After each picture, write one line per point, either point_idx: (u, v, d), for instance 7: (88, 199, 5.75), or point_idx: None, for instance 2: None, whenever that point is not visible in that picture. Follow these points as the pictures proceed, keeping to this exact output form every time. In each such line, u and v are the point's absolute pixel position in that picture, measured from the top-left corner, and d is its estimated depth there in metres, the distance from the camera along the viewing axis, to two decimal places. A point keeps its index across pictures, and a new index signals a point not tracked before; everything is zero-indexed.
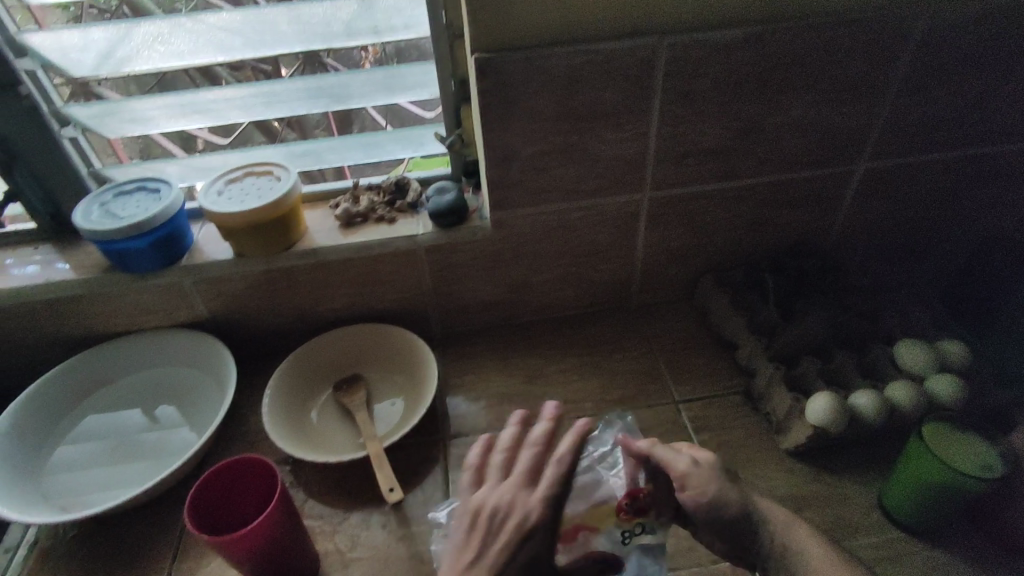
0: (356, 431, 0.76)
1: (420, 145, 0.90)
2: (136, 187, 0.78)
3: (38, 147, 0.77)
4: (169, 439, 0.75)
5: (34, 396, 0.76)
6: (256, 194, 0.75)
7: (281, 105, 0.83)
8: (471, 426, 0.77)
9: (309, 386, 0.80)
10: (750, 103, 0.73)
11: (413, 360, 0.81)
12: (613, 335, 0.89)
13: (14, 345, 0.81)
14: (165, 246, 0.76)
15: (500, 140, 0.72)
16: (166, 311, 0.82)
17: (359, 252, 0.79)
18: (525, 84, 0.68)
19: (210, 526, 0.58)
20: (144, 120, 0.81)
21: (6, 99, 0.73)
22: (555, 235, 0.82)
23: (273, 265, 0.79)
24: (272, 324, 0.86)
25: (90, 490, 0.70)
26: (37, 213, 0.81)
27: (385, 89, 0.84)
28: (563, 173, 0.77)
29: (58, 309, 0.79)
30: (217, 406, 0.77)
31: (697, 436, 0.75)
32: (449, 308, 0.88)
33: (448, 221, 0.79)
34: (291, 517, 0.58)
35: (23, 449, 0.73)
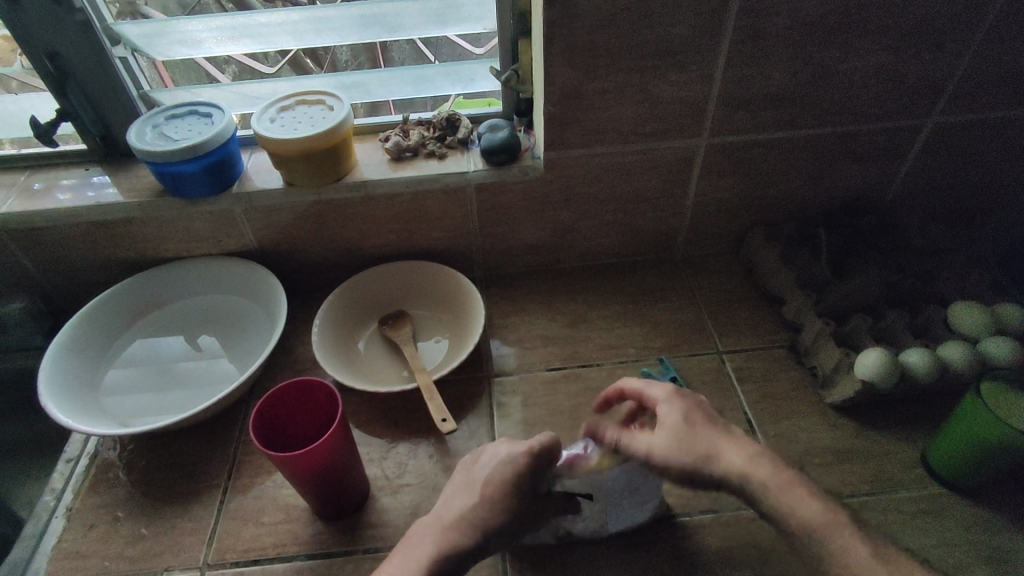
0: (402, 365, 0.77)
1: (471, 81, 0.87)
2: (188, 111, 0.77)
3: (91, 65, 0.76)
4: (222, 365, 0.77)
5: (89, 314, 0.77)
6: (309, 122, 0.74)
7: (334, 32, 0.81)
8: (515, 366, 0.78)
9: (356, 320, 0.81)
10: (824, 46, 0.70)
11: (459, 299, 0.81)
12: (656, 284, 0.88)
13: (66, 265, 0.83)
14: (218, 172, 0.75)
15: (561, 75, 0.70)
16: (216, 239, 0.83)
17: (408, 187, 0.78)
18: (592, 16, 0.65)
19: (271, 444, 0.59)
20: (194, 42, 0.80)
21: (59, 12, 0.71)
22: (606, 179, 0.81)
23: (324, 197, 0.79)
24: (318, 257, 0.86)
25: (146, 409, 0.72)
26: (87, 134, 0.81)
27: (439, 19, 0.81)
28: (621, 114, 0.74)
29: (110, 231, 0.80)
30: (268, 336, 0.79)
31: (740, 386, 0.75)
32: (493, 249, 0.87)
33: (500, 158, 0.78)
34: (349, 439, 0.60)
35: (81, 366, 0.74)
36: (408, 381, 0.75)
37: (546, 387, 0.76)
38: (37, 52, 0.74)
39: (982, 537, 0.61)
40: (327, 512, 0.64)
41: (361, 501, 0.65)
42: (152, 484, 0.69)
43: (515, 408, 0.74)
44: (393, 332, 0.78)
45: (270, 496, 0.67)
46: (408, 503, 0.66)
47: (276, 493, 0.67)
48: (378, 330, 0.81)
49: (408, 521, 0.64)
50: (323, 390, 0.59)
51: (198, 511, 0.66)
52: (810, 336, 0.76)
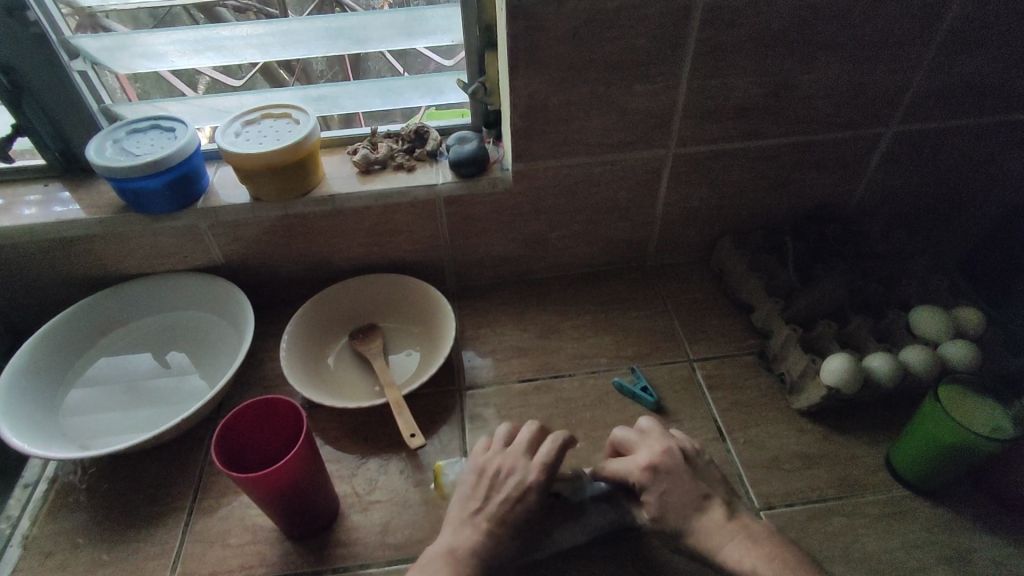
0: (372, 379, 0.76)
1: (439, 93, 0.87)
2: (150, 125, 0.76)
3: (47, 79, 0.74)
4: (185, 383, 0.76)
5: (48, 334, 0.75)
6: (274, 136, 0.74)
7: (300, 44, 0.81)
8: (487, 378, 0.78)
9: (326, 335, 0.80)
10: (782, 59, 0.72)
11: (431, 312, 0.81)
12: (627, 293, 0.89)
13: (26, 284, 0.81)
14: (181, 187, 0.74)
15: (528, 88, 0.70)
16: (182, 254, 0.81)
17: (377, 200, 0.78)
18: (556, 30, 0.66)
19: (234, 464, 0.58)
20: (157, 55, 0.79)
21: (13, 25, 0.70)
22: (576, 191, 0.82)
23: (291, 211, 0.78)
24: (287, 271, 0.85)
25: (109, 429, 0.70)
26: (46, 149, 0.79)
27: (406, 32, 0.81)
28: (588, 126, 0.75)
29: (71, 248, 0.78)
30: (236, 352, 0.77)
31: (710, 394, 0.76)
32: (465, 261, 0.87)
33: (469, 170, 0.77)
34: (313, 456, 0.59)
35: (40, 387, 0.72)
36: (379, 396, 0.74)
37: (518, 399, 0.75)
38: None
39: (945, 538, 0.62)
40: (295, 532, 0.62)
41: (330, 519, 0.64)
42: (113, 508, 0.67)
43: (487, 421, 0.73)
44: (363, 347, 0.77)
45: (236, 516, 0.65)
46: (378, 520, 0.65)
47: (243, 514, 0.66)
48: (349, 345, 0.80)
49: (378, 539, 0.63)
50: (289, 407, 0.58)
51: (162, 535, 0.64)
52: (777, 343, 0.77)
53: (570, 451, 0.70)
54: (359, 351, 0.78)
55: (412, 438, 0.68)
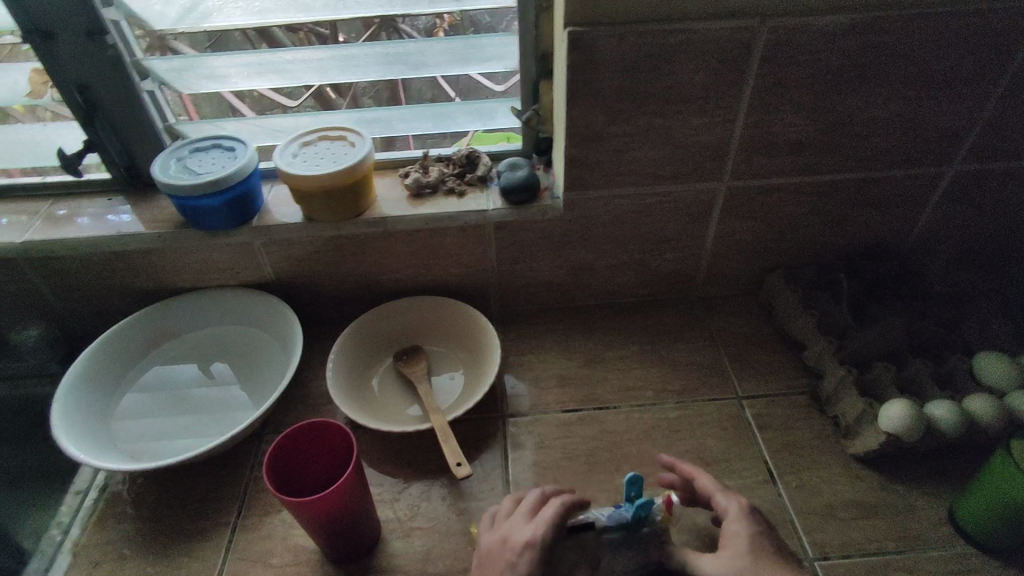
0: (416, 402, 0.76)
1: (490, 118, 0.88)
2: (212, 144, 0.79)
3: (119, 98, 0.77)
4: (232, 398, 0.76)
5: (105, 344, 0.77)
6: (330, 158, 0.75)
7: (358, 69, 0.83)
8: (529, 406, 0.77)
9: (371, 355, 0.81)
10: (844, 95, 0.70)
11: (474, 335, 0.80)
12: (673, 325, 0.87)
13: (84, 294, 0.83)
14: (239, 205, 0.76)
15: (584, 119, 0.70)
16: (234, 271, 0.82)
17: (427, 223, 0.79)
18: (616, 63, 0.66)
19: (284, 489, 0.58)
20: (221, 77, 0.81)
21: (92, 47, 0.72)
22: (626, 221, 0.81)
23: (343, 231, 0.79)
24: (333, 291, 0.86)
25: (158, 441, 0.72)
26: (113, 164, 0.83)
27: (462, 59, 0.83)
28: (642, 158, 0.74)
29: (130, 262, 0.80)
30: (283, 367, 0.78)
31: (760, 435, 0.73)
32: (510, 286, 0.87)
33: (519, 198, 0.78)
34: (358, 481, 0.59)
35: (96, 395, 0.74)
36: (423, 420, 0.74)
37: (561, 430, 0.74)
38: (69, 84, 0.75)
39: None
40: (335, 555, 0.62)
41: (371, 545, 0.64)
42: (160, 520, 0.68)
43: (529, 451, 0.72)
44: (408, 369, 0.78)
45: (278, 536, 0.66)
46: (419, 548, 0.64)
47: (286, 533, 0.66)
48: (393, 366, 0.80)
49: (418, 568, 0.63)
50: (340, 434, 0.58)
51: (207, 550, 0.65)
52: (831, 384, 0.74)
53: (613, 487, 0.68)
54: (404, 373, 0.78)
55: (459, 467, 0.66)
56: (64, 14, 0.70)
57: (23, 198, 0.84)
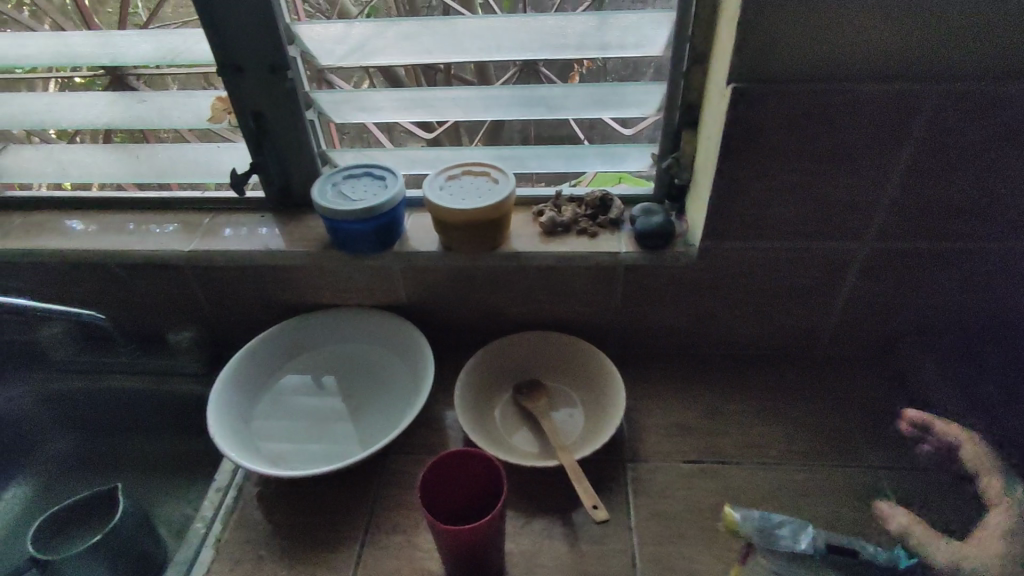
0: (537, 436, 0.78)
1: (621, 161, 0.89)
2: (363, 172, 0.83)
3: (286, 126, 0.84)
4: (362, 415, 0.80)
5: (253, 350, 0.83)
6: (476, 194, 0.78)
7: (501, 109, 0.87)
8: (649, 453, 0.76)
9: (492, 385, 0.83)
10: (1016, 162, 0.67)
11: (595, 376, 0.81)
12: (797, 383, 0.85)
13: (234, 302, 0.90)
14: (384, 233, 0.81)
15: (733, 172, 0.70)
16: (370, 292, 0.87)
17: (560, 260, 0.80)
18: (775, 119, 0.65)
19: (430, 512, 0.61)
20: (375, 109, 0.87)
21: (273, 80, 0.80)
22: (759, 274, 0.79)
23: (478, 262, 0.82)
24: (458, 318, 0.89)
25: (294, 450, 0.76)
26: (269, 186, 0.89)
27: (601, 103, 0.85)
28: (787, 212, 0.73)
29: (280, 276, 0.86)
30: (411, 390, 0.81)
31: (900, 511, 0.69)
32: (631, 328, 0.87)
33: (653, 243, 0.78)
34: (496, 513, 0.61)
35: (241, 399, 0.80)
36: (546, 455, 0.75)
37: (684, 481, 0.73)
38: (245, 113, 0.83)
39: None
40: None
41: None
42: (295, 526, 0.71)
43: (651, 499, 0.71)
44: (531, 404, 0.79)
45: (405, 555, 0.68)
46: None
47: (411, 554, 0.68)
48: (514, 399, 0.82)
49: None
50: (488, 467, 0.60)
51: (338, 561, 0.68)
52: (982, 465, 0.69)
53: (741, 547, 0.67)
54: (525, 407, 0.80)
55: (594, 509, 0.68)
56: (254, 51, 0.77)
57: (190, 211, 0.93)
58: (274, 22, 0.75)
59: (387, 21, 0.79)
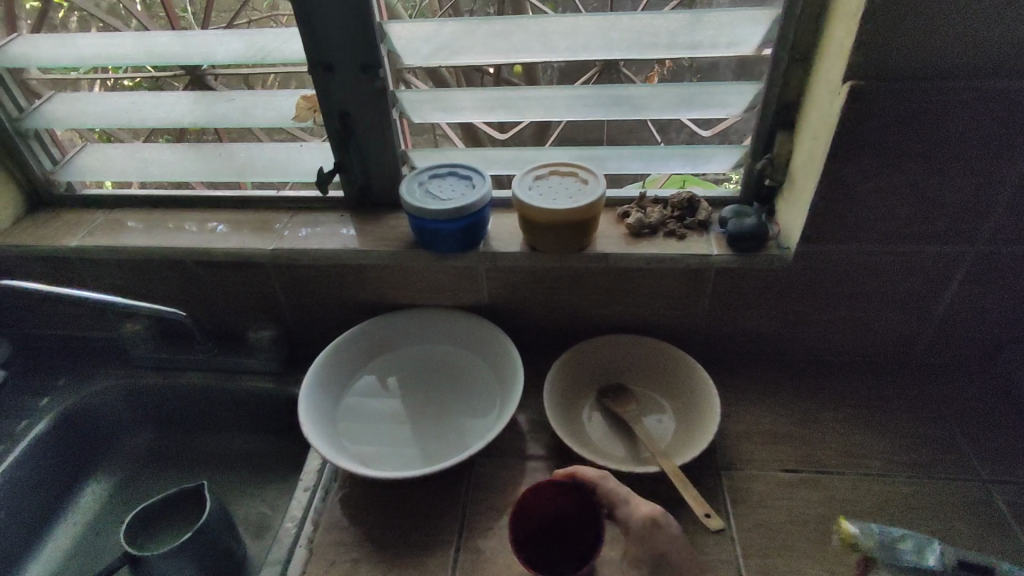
0: (626, 441, 0.76)
1: (702, 163, 0.86)
2: (449, 172, 0.83)
3: (372, 126, 0.84)
4: (448, 419, 0.80)
5: (338, 350, 0.83)
6: (566, 194, 0.77)
7: (580, 109, 0.85)
8: (745, 460, 0.74)
9: (576, 389, 0.82)
10: None
11: (683, 381, 0.80)
12: (893, 391, 0.82)
13: (315, 301, 0.90)
14: (472, 232, 0.79)
15: (841, 173, 0.68)
16: (451, 292, 0.86)
17: (649, 262, 0.79)
18: (892, 118, 0.64)
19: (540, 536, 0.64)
20: (455, 109, 0.86)
21: (364, 80, 0.80)
22: (858, 278, 0.77)
23: (565, 264, 0.80)
24: (539, 320, 0.88)
25: (383, 452, 0.76)
26: (351, 185, 0.90)
27: (685, 104, 0.82)
28: (894, 215, 0.71)
29: (362, 275, 0.86)
30: (496, 392, 0.81)
31: (1017, 527, 0.67)
32: (717, 333, 0.85)
33: (748, 245, 0.76)
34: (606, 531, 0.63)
35: (327, 398, 0.80)
36: (638, 461, 0.74)
37: (783, 490, 0.71)
38: (332, 111, 0.83)
39: None
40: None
41: None
42: (387, 528, 0.70)
43: (751, 509, 0.69)
44: (619, 409, 0.78)
45: (503, 561, 0.67)
46: None
47: (509, 559, 0.67)
48: (599, 403, 0.81)
49: None
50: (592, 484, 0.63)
51: (434, 564, 0.67)
52: None
53: (851, 561, 0.64)
54: (613, 412, 0.79)
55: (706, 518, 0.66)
56: (347, 50, 0.78)
57: (268, 210, 0.93)
58: (370, 22, 0.76)
59: (478, 20, 0.78)
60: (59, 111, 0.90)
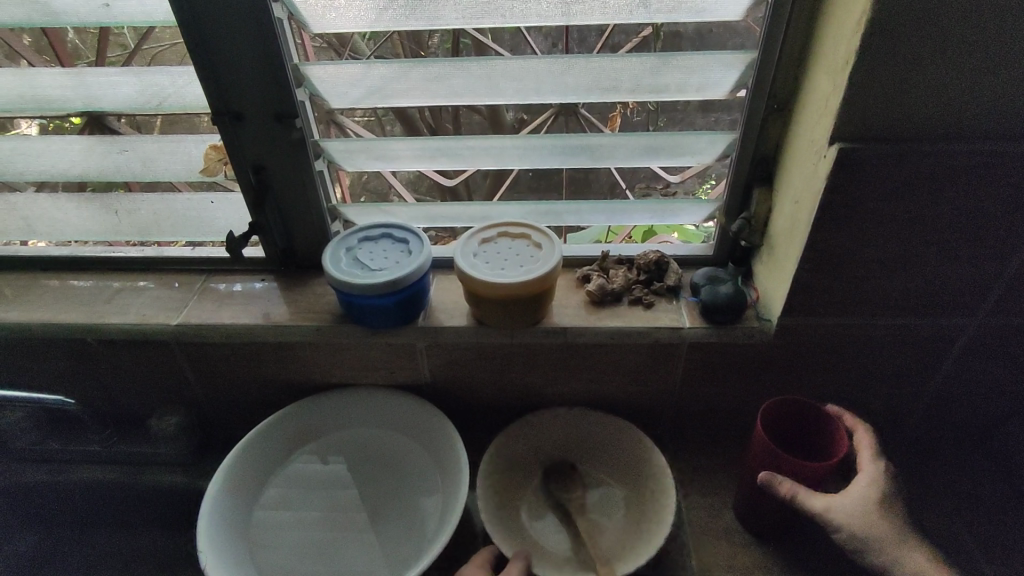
0: (573, 538, 0.66)
1: (671, 216, 0.76)
2: (382, 233, 0.72)
3: (293, 180, 0.73)
4: (380, 525, 0.68)
5: (250, 444, 0.71)
6: (516, 262, 0.67)
7: (533, 157, 0.75)
8: (722, 569, 0.65)
9: (523, 478, 0.71)
10: None
11: (649, 469, 0.69)
12: None
13: (230, 380, 0.77)
14: (408, 306, 0.68)
15: (827, 245, 0.59)
16: (388, 370, 0.75)
17: (614, 337, 0.69)
18: (884, 184, 0.55)
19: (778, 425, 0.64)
20: (392, 158, 0.75)
21: (279, 129, 0.69)
22: (846, 352, 0.68)
23: (516, 339, 0.70)
24: (490, 398, 0.77)
25: (303, 573, 0.64)
26: (273, 247, 0.78)
27: (649, 152, 0.72)
28: (886, 288, 0.62)
29: (284, 352, 0.74)
30: (437, 488, 0.69)
31: None
32: (691, 410, 0.76)
33: (723, 317, 0.67)
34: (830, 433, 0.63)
35: (240, 501, 0.68)
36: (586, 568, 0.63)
37: None
38: (244, 164, 0.71)
39: None
40: (751, 522, 0.67)
41: None
42: None
43: None
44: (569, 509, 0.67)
45: None
46: None
47: None
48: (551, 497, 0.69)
49: None
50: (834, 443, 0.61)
51: None
52: None
53: None
54: (560, 504, 0.68)
55: None
56: (257, 96, 0.67)
57: (176, 273, 0.81)
58: (281, 64, 0.64)
59: (412, 62, 0.66)
60: None
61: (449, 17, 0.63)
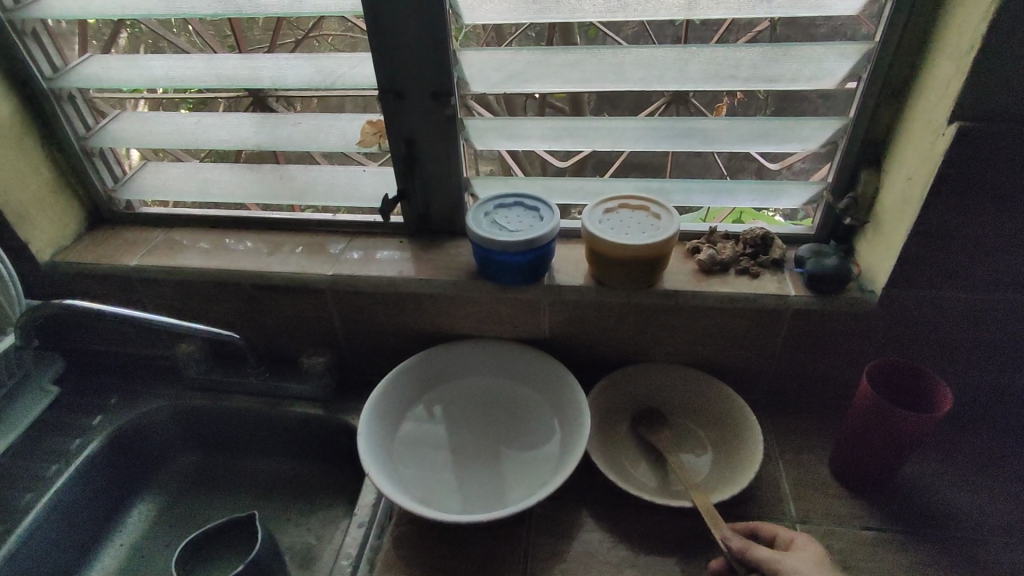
0: (659, 471, 0.75)
1: (776, 197, 0.82)
2: (515, 202, 0.81)
3: (438, 153, 0.83)
4: (505, 458, 0.77)
5: (393, 380, 0.81)
6: (639, 229, 0.74)
7: (649, 140, 0.81)
8: (821, 514, 0.71)
9: (624, 432, 0.79)
10: None
11: (738, 419, 0.76)
12: (980, 446, 0.77)
13: (371, 328, 0.88)
14: (537, 265, 0.77)
15: (937, 219, 0.65)
16: (512, 324, 0.84)
17: (723, 301, 0.76)
18: (997, 162, 0.61)
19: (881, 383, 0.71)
20: (522, 137, 0.84)
21: (434, 107, 0.79)
22: (945, 325, 0.73)
23: (633, 299, 0.77)
24: (600, 355, 0.85)
25: (442, 491, 0.74)
26: (411, 213, 0.89)
27: (759, 136, 0.78)
28: (990, 262, 0.67)
29: (422, 304, 0.84)
30: (555, 430, 0.78)
31: None
32: (788, 375, 0.82)
33: (828, 286, 0.72)
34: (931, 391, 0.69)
35: (385, 430, 0.78)
36: (672, 495, 0.72)
37: (866, 549, 0.67)
38: (398, 137, 0.82)
39: None
40: (848, 477, 0.73)
41: None
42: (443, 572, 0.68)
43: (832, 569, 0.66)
44: (670, 451, 0.75)
45: None
46: None
47: None
48: (650, 447, 0.77)
49: None
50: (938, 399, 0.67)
51: None
52: None
53: None
54: (648, 443, 0.77)
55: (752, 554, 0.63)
56: (419, 77, 0.77)
57: (325, 234, 0.93)
58: (445, 49, 0.75)
59: (555, 49, 0.75)
60: (128, 131, 0.90)
61: (587, 10, 0.72)
